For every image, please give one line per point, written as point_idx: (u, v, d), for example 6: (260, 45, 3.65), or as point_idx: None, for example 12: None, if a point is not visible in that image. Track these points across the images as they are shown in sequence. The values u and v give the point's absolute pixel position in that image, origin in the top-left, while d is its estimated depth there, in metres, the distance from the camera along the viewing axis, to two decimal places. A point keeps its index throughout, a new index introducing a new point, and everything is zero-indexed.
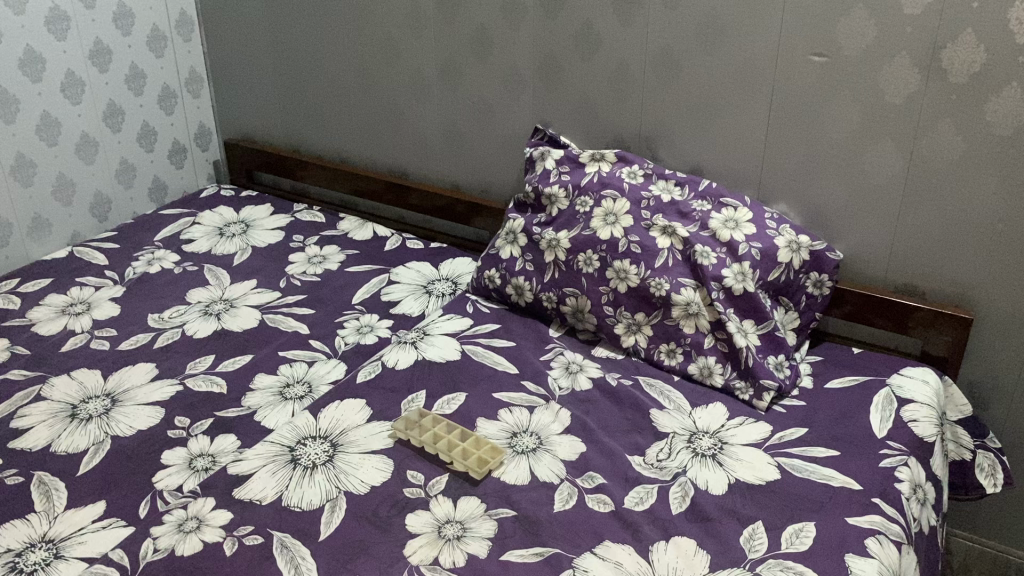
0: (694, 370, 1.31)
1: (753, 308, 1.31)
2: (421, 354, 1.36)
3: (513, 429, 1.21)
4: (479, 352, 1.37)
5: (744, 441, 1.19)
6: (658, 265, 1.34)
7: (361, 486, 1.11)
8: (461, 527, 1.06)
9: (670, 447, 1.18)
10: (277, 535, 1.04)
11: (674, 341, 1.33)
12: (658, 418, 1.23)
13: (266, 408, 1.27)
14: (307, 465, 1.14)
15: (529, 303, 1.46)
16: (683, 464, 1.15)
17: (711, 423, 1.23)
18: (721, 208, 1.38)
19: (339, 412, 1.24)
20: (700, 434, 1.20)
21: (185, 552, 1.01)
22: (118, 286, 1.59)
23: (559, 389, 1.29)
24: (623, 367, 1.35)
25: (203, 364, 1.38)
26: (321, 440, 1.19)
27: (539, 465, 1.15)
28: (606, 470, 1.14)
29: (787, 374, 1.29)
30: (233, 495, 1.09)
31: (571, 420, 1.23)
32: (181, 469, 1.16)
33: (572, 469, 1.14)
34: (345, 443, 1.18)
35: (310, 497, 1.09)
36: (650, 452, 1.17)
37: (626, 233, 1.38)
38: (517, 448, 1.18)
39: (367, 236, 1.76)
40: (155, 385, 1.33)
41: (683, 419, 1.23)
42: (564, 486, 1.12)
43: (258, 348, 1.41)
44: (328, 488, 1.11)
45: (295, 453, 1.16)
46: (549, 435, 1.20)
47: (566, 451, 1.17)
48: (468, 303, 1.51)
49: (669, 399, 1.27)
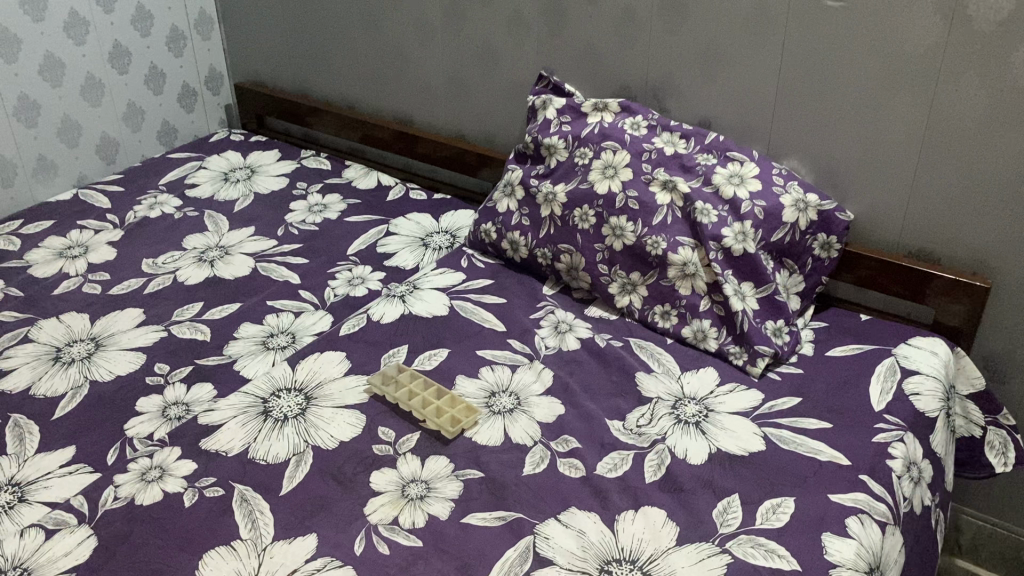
0: (689, 333, 1.25)
1: (753, 270, 1.24)
2: (408, 308, 1.33)
3: (492, 388, 1.18)
4: (468, 308, 1.33)
5: (732, 410, 1.14)
6: (655, 223, 1.28)
7: (329, 442, 1.09)
8: (425, 487, 1.03)
9: (652, 413, 1.13)
10: (238, 488, 1.02)
11: (668, 302, 1.27)
12: (643, 382, 1.18)
13: (246, 358, 1.25)
14: (278, 417, 1.12)
15: (524, 259, 1.41)
16: (665, 431, 1.10)
17: (699, 389, 1.17)
18: (726, 163, 1.30)
19: (318, 364, 1.21)
20: (686, 401, 1.15)
21: (144, 501, 1.00)
22: (117, 230, 1.58)
23: (545, 348, 1.25)
24: (615, 328, 1.30)
25: (191, 311, 1.36)
26: (295, 392, 1.16)
27: (514, 426, 1.12)
28: (582, 434, 1.10)
29: (786, 340, 1.22)
30: (199, 445, 1.08)
31: (553, 381, 1.19)
32: (153, 417, 1.15)
33: (547, 431, 1.11)
34: (320, 396, 1.16)
35: (276, 450, 1.07)
36: (631, 417, 1.12)
37: (624, 187, 1.31)
38: (493, 408, 1.14)
39: (370, 184, 1.72)
40: (140, 331, 1.32)
41: (671, 384, 1.18)
42: (537, 450, 1.08)
43: (247, 297, 1.39)
44: (296, 441, 1.09)
45: (268, 405, 1.14)
46: (529, 396, 1.16)
47: (544, 413, 1.13)
48: (463, 256, 1.46)
49: (659, 363, 1.22)
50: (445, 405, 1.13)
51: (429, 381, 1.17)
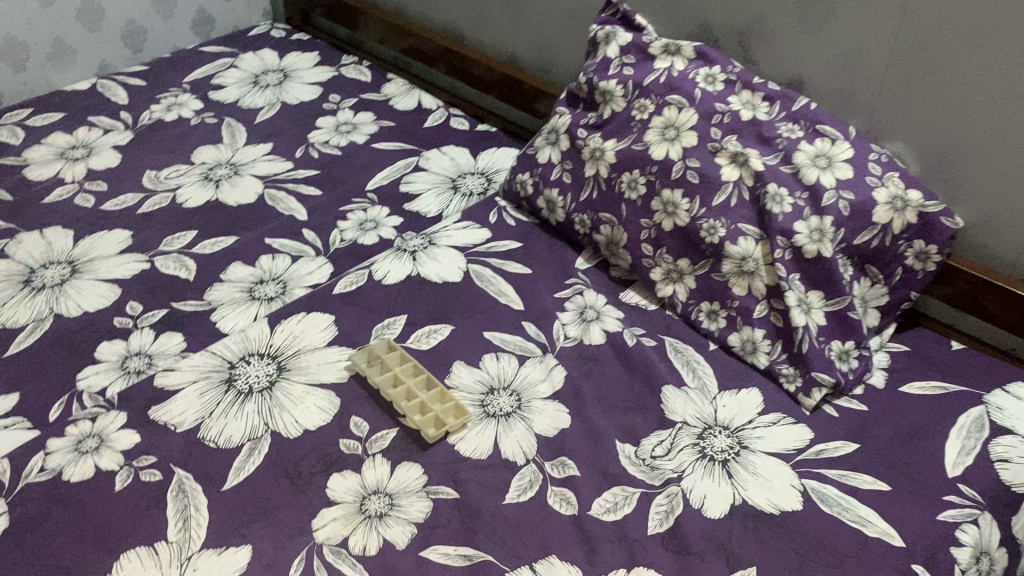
0: (736, 342, 1.06)
1: (825, 277, 1.01)
2: (416, 269, 1.15)
3: (491, 382, 1.01)
4: (484, 275, 1.15)
5: (770, 450, 0.94)
6: (715, 204, 1.06)
7: (292, 430, 0.95)
8: (388, 503, 0.88)
9: (673, 442, 0.94)
10: (178, 475, 0.89)
11: (718, 300, 1.07)
12: (668, 398, 1.00)
13: (226, 308, 1.11)
14: (242, 390, 0.98)
15: (560, 222, 1.21)
16: (682, 467, 0.92)
17: (735, 416, 0.98)
18: (815, 139, 1.06)
19: (300, 327, 1.06)
20: (716, 430, 0.96)
21: (72, 478, 0.88)
22: (126, 132, 1.44)
23: (562, 339, 1.07)
24: (651, 322, 1.10)
25: (181, 241, 1.22)
26: (267, 360, 1.02)
27: (507, 437, 0.95)
28: (584, 458, 0.93)
29: (852, 368, 1.01)
30: (147, 414, 0.95)
31: (563, 383, 1.01)
32: (111, 368, 1.02)
33: (544, 448, 0.94)
34: (293, 368, 1.01)
35: (231, 432, 0.94)
36: (646, 443, 0.94)
37: (684, 155, 1.09)
38: (487, 409, 0.98)
39: (409, 105, 1.52)
40: (122, 258, 1.18)
41: (703, 405, 0.99)
42: (527, 471, 0.92)
43: (245, 231, 1.24)
44: (255, 424, 0.95)
45: (233, 372, 1.00)
46: (532, 399, 0.99)
47: (545, 425, 0.96)
48: (493, 209, 1.27)
49: (694, 375, 1.03)
50: (427, 403, 0.96)
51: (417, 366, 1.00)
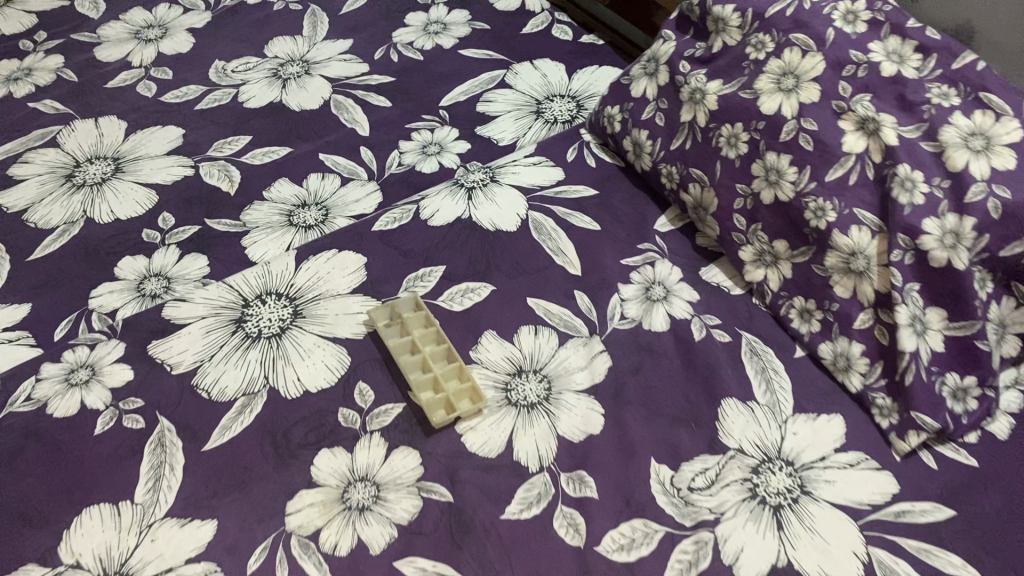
0: (827, 354, 0.86)
1: (953, 292, 0.79)
2: (470, 211, 1.01)
3: (522, 362, 0.87)
4: (544, 226, 0.99)
5: (837, 501, 0.77)
6: (828, 180, 0.85)
7: (291, 389, 0.85)
8: (373, 495, 0.78)
9: (719, 473, 0.79)
10: (161, 425, 0.82)
11: (815, 299, 0.88)
12: (727, 412, 0.83)
13: (259, 233, 1.01)
14: (249, 334, 0.89)
15: (646, 171, 1.03)
16: (723, 508, 0.77)
17: (804, 450, 0.81)
18: (973, 110, 0.80)
19: (328, 267, 0.95)
20: (776, 465, 0.79)
21: (54, 414, 0.83)
22: (205, 14, 1.34)
23: (617, 320, 0.91)
24: (730, 309, 0.92)
25: (232, 147, 1.12)
26: (284, 301, 0.92)
27: (525, 433, 0.82)
28: (607, 476, 0.79)
29: (969, 411, 0.80)
30: (145, 349, 0.88)
31: (605, 376, 0.86)
32: (126, 288, 0.95)
33: (564, 456, 0.81)
34: (309, 316, 0.91)
35: (226, 382, 0.86)
36: (687, 469, 0.79)
37: (800, 113, 0.87)
38: (510, 396, 0.85)
39: (511, 6, 1.34)
40: (166, 161, 1.10)
41: (768, 429, 0.82)
42: (539, 481, 0.79)
43: (300, 142, 1.13)
44: (254, 376, 0.86)
45: (245, 312, 0.91)
46: (564, 390, 0.85)
47: (572, 427, 0.82)
48: (575, 144, 1.10)
49: (766, 389, 0.85)
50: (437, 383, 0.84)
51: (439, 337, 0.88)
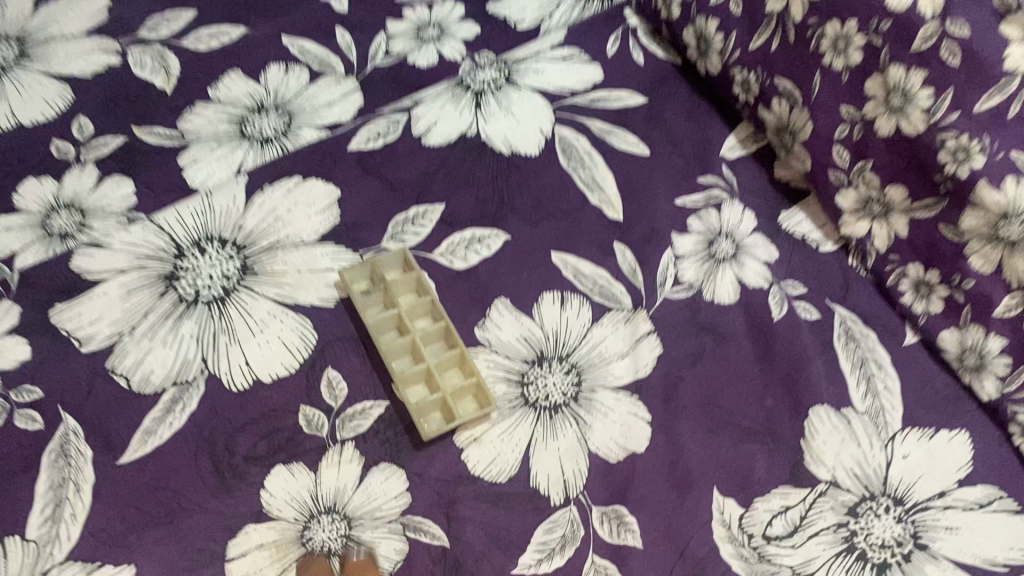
0: (951, 347, 0.64)
1: None
2: (478, 125, 0.77)
3: (543, 346, 0.66)
4: (574, 151, 0.76)
5: (961, 559, 0.58)
6: (978, 111, 0.57)
7: (236, 379, 0.65)
8: (343, 537, 0.59)
9: (803, 517, 0.59)
10: (66, 425, 0.62)
11: (937, 269, 0.64)
12: (816, 427, 0.62)
13: (200, 148, 0.78)
14: (184, 297, 0.68)
15: (713, 75, 0.78)
16: (810, 567, 0.58)
17: (917, 483, 0.60)
18: None
19: (289, 202, 0.72)
20: (880, 504, 0.60)
21: None
22: None
23: (670, 287, 0.68)
24: (819, 274, 0.70)
25: (171, 24, 0.86)
26: (231, 251, 0.70)
27: (546, 449, 0.62)
28: (653, 514, 0.60)
29: None
30: (46, 316, 0.67)
31: (651, 369, 0.65)
32: (25, 225, 0.72)
33: (598, 483, 0.61)
34: (262, 273, 0.69)
35: (152, 365, 0.65)
36: (760, 509, 0.60)
37: (945, 9, 0.57)
38: (526, 395, 0.64)
39: None
40: (85, 44, 0.85)
41: (869, 450, 0.61)
42: (563, 518, 0.60)
43: (259, 19, 0.87)
44: (188, 358, 0.65)
45: (179, 266, 0.69)
46: (598, 388, 0.64)
47: (608, 441, 0.62)
48: (616, 31, 0.84)
49: (865, 391, 0.64)
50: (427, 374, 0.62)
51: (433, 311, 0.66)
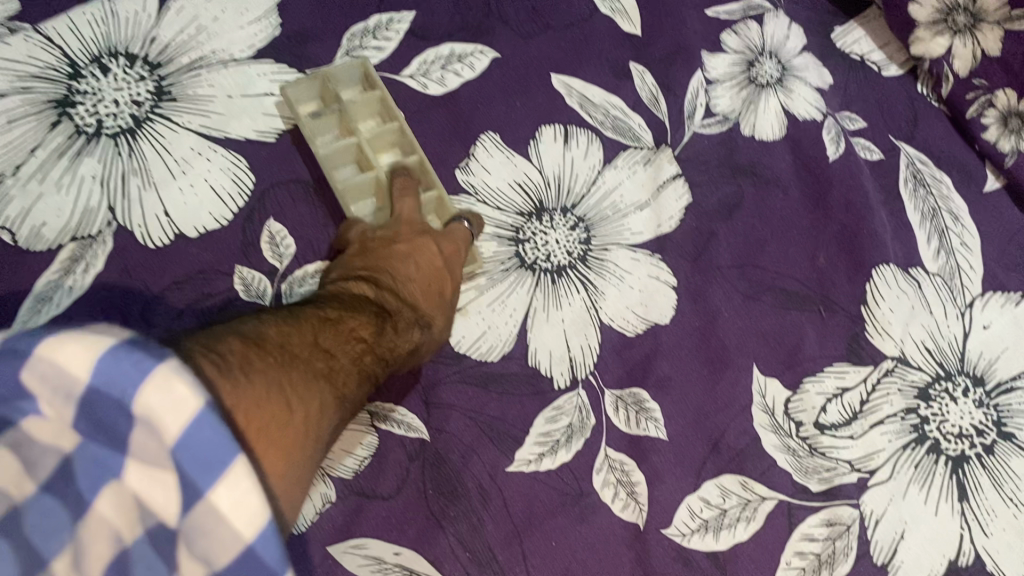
0: None
1: None
2: None
3: (541, 192, 0.53)
4: None
5: None
6: None
7: (153, 235, 0.51)
8: None
9: (863, 401, 0.48)
10: None
11: None
12: (881, 293, 0.50)
13: None
14: (82, 130, 0.53)
15: None
16: (871, 462, 0.47)
17: (1000, 360, 0.49)
18: None
19: (215, 9, 0.56)
20: (957, 387, 0.48)
21: None
22: None
23: (701, 120, 0.55)
24: (882, 102, 0.56)
25: None
26: (143, 71, 0.54)
27: (547, 321, 0.50)
28: (680, 399, 0.48)
29: None
30: None
31: (677, 222, 0.52)
32: None
33: (612, 361, 0.49)
34: (182, 100, 0.54)
35: (43, 215, 0.51)
36: (812, 393, 0.48)
37: None
38: (521, 256, 0.51)
39: None
40: None
41: (943, 319, 0.50)
42: (569, 404, 0.48)
43: None
44: (93, 207, 0.51)
45: (73, 90, 0.53)
46: (610, 245, 0.51)
47: (623, 311, 0.50)
48: None
49: (939, 247, 0.52)
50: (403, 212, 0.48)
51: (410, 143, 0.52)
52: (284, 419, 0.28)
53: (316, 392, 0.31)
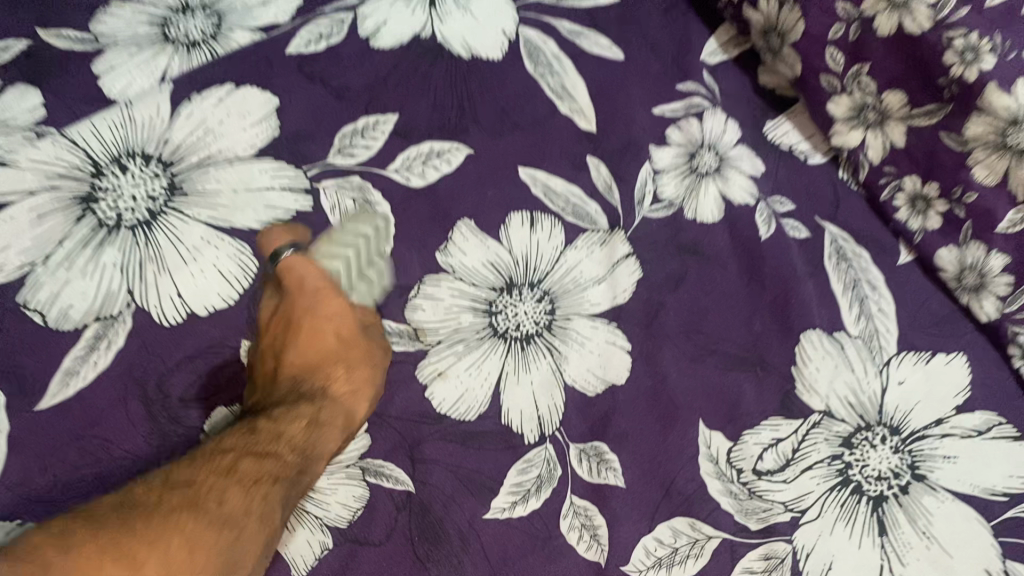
0: (947, 266, 0.60)
1: None
2: (436, 24, 0.67)
3: (512, 269, 0.60)
4: (541, 55, 0.67)
5: (961, 489, 0.54)
6: (987, 8, 0.54)
7: (168, 314, 0.58)
8: None
9: (796, 448, 0.55)
10: None
11: (938, 182, 0.59)
12: (807, 353, 0.58)
13: (117, 51, 0.66)
14: (106, 223, 0.60)
15: None
16: (801, 503, 0.54)
17: (913, 410, 0.56)
18: None
19: (220, 114, 0.64)
20: (875, 434, 0.55)
21: None
22: None
23: (649, 205, 0.63)
24: (808, 186, 0.64)
25: None
26: (157, 169, 0.62)
27: (518, 384, 0.57)
28: (634, 447, 0.55)
29: None
30: None
31: (631, 294, 0.60)
32: None
33: (575, 417, 0.56)
34: (193, 194, 0.61)
35: (70, 299, 0.58)
36: (749, 441, 0.55)
37: None
38: (496, 326, 0.58)
39: None
40: None
41: (864, 375, 0.57)
42: (538, 458, 0.55)
43: None
44: (112, 290, 0.58)
45: (97, 187, 0.60)
46: (573, 315, 0.59)
47: (585, 372, 0.57)
48: None
49: (860, 312, 0.60)
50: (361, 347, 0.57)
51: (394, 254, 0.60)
52: (181, 558, 0.42)
53: (163, 524, 0.43)
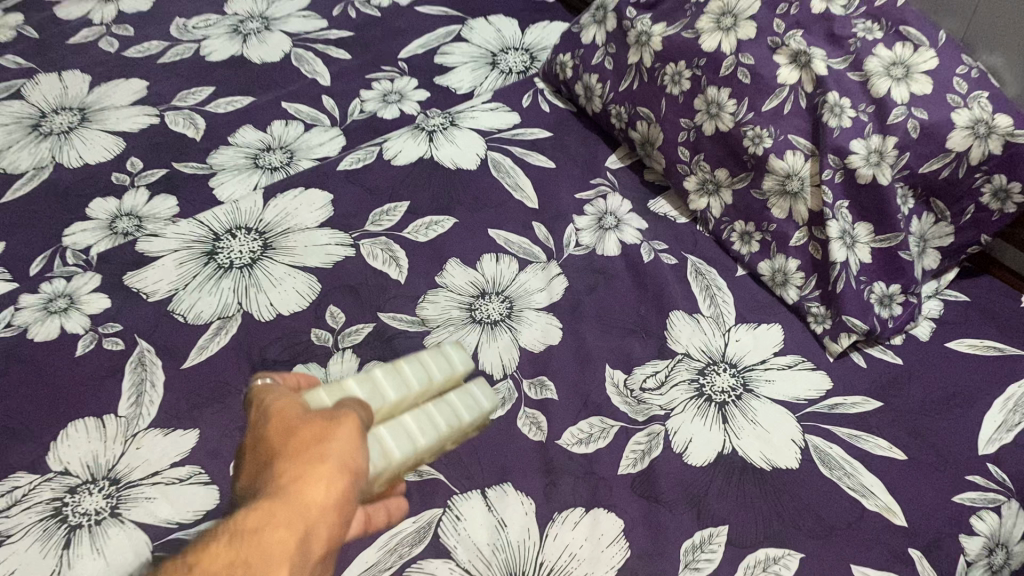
0: (765, 271, 0.94)
1: (879, 208, 0.85)
2: (432, 151, 1.06)
3: (485, 284, 0.93)
4: (502, 166, 1.05)
5: (777, 397, 0.84)
6: (764, 110, 0.89)
7: (264, 313, 0.89)
8: None
9: (668, 375, 0.85)
10: (141, 345, 0.86)
11: (753, 221, 0.94)
12: (675, 323, 0.90)
13: (226, 175, 1.05)
14: (222, 264, 0.93)
15: (597, 113, 1.09)
16: (671, 405, 0.83)
17: (746, 354, 0.88)
18: (894, 43, 0.84)
19: (294, 204, 0.99)
20: (719, 367, 0.86)
21: (35, 338, 0.86)
22: None
23: (572, 247, 0.97)
24: (676, 236, 0.99)
25: (196, 98, 1.15)
26: (254, 235, 0.96)
27: (489, 346, 0.87)
28: (566, 379, 0.85)
29: (895, 315, 0.86)
30: (122, 281, 0.92)
31: (562, 295, 0.92)
32: (99, 227, 0.98)
33: (526, 364, 0.86)
34: (278, 247, 0.95)
35: (201, 307, 0.89)
36: (637, 373, 0.86)
37: (738, 49, 0.91)
38: (476, 316, 0.90)
39: None
40: (131, 111, 1.13)
41: (712, 336, 0.89)
42: (503, 387, 0.84)
43: (263, 92, 1.17)
44: (228, 302, 0.90)
45: (217, 245, 0.94)
46: (525, 308, 0.91)
47: (532, 339, 0.88)
48: (529, 91, 1.16)
49: (711, 302, 0.92)
50: (417, 430, 0.68)
51: (454, 348, 0.78)
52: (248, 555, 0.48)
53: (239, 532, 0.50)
